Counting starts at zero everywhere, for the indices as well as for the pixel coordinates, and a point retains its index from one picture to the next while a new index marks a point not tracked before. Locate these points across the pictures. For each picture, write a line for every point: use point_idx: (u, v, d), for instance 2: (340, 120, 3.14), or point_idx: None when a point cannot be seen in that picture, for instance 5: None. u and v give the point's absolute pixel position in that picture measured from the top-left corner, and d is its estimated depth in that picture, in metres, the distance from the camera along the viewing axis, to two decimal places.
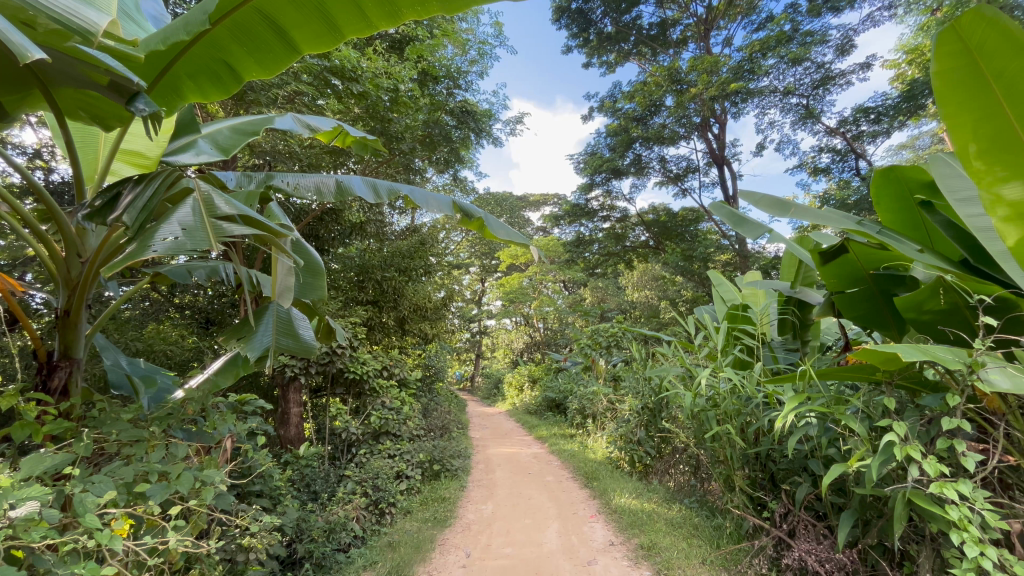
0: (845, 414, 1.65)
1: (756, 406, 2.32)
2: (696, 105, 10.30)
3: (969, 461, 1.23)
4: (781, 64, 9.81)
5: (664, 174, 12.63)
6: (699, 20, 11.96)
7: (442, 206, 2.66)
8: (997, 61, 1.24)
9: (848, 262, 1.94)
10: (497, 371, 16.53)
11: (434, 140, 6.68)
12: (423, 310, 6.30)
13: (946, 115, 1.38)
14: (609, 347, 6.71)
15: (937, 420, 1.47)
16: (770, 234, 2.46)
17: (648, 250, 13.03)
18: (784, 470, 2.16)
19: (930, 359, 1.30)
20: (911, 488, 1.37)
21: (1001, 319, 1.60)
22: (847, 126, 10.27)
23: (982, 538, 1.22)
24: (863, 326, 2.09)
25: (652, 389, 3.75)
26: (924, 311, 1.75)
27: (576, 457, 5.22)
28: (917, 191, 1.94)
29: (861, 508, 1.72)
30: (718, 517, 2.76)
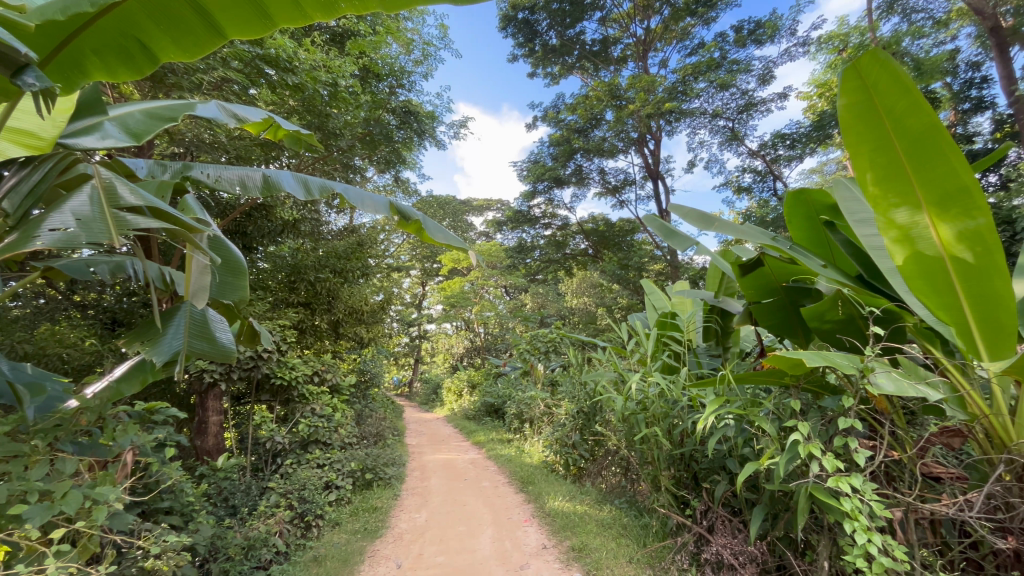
0: (757, 416, 1.78)
1: (681, 409, 2.45)
2: (634, 121, 10.78)
3: (860, 456, 1.37)
4: (711, 88, 10.51)
5: (603, 185, 13.11)
6: (638, 40, 12.55)
7: (378, 206, 2.59)
8: (889, 100, 1.40)
9: (762, 275, 2.10)
10: (435, 377, 16.25)
11: (375, 138, 6.49)
12: (359, 313, 6.09)
13: (848, 143, 1.55)
14: (548, 352, 6.83)
15: (834, 420, 1.63)
16: (697, 246, 2.61)
17: (587, 258, 13.69)
18: (705, 469, 2.29)
19: (829, 364, 1.44)
20: (812, 483, 1.50)
21: (888, 329, 1.80)
22: (766, 150, 11.17)
23: (869, 526, 1.36)
24: (776, 334, 2.26)
25: (587, 393, 3.85)
26: (826, 321, 1.92)
27: (512, 462, 5.24)
28: (823, 212, 2.14)
29: (771, 503, 1.86)
30: (645, 516, 2.87)
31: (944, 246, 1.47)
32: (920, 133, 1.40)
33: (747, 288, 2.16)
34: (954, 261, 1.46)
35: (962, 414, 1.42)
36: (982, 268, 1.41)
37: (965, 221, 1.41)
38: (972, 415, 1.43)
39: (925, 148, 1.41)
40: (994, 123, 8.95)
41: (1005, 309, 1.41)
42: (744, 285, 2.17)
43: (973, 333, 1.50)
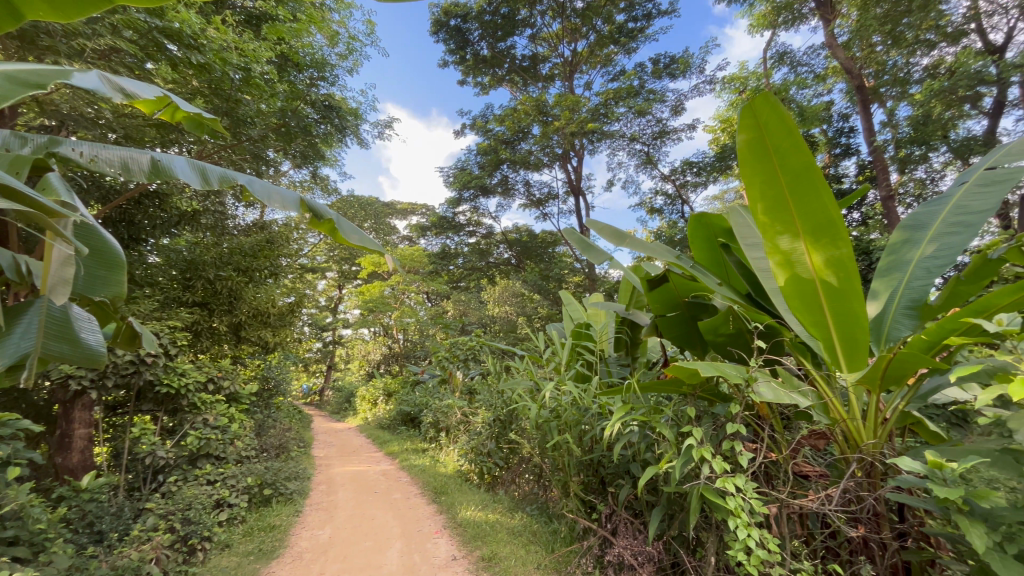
0: (659, 423, 1.89)
1: (592, 416, 2.53)
2: (559, 137, 11.18)
3: (743, 458, 1.51)
4: (630, 113, 11.21)
5: (527, 197, 13.43)
6: (565, 61, 13.08)
7: (287, 202, 2.44)
8: (777, 139, 1.58)
9: (668, 290, 2.24)
10: (349, 385, 15.51)
11: (290, 131, 6.09)
12: (265, 315, 5.63)
13: (743, 175, 1.72)
14: (467, 360, 6.81)
15: (724, 425, 1.78)
16: (612, 261, 2.74)
17: (510, 267, 13.99)
18: (611, 474, 2.38)
19: (720, 373, 1.58)
20: (704, 484, 1.61)
21: (770, 342, 2.01)
22: (676, 175, 12.10)
23: (750, 522, 1.49)
24: (678, 345, 2.43)
25: (503, 401, 3.87)
26: (720, 335, 2.09)
27: (426, 472, 5.12)
28: (720, 235, 2.34)
29: (669, 505, 1.98)
30: (555, 522, 2.94)
31: (816, 271, 1.67)
32: (800, 171, 1.59)
33: (654, 302, 2.29)
34: (823, 285, 1.66)
35: (825, 419, 1.62)
36: (844, 291, 1.61)
37: (833, 249, 1.62)
38: (833, 419, 1.63)
39: (804, 184, 1.60)
40: (858, 168, 10.46)
41: (862, 328, 1.62)
42: (651, 299, 2.31)
43: (836, 349, 1.70)
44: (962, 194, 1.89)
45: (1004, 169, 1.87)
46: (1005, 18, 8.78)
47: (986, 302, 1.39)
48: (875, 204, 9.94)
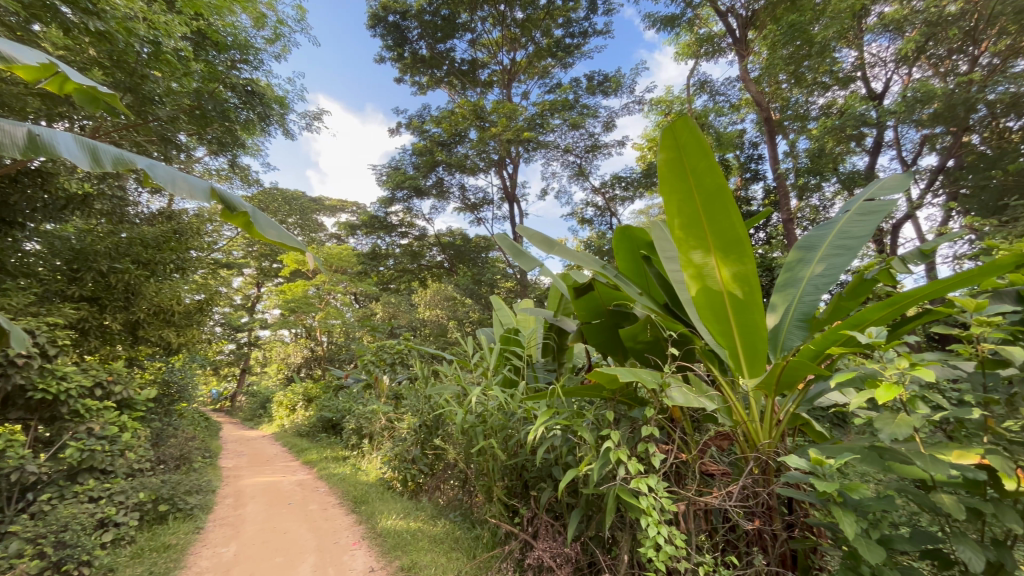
0: (580, 426, 1.95)
1: (517, 420, 2.56)
2: (496, 143, 11.27)
3: (655, 459, 1.59)
4: (564, 126, 11.61)
5: (461, 201, 13.41)
6: (504, 69, 13.25)
7: (196, 191, 2.23)
8: (693, 161, 1.71)
9: (592, 298, 2.32)
10: (264, 390, 14.50)
11: (207, 115, 5.64)
12: (167, 313, 5.12)
13: (663, 192, 1.83)
14: (394, 364, 6.60)
15: (639, 428, 1.87)
16: (542, 267, 2.81)
17: (442, 271, 13.84)
18: (534, 478, 2.41)
19: (637, 378, 1.66)
20: (620, 485, 1.68)
21: (683, 348, 2.14)
22: (606, 188, 12.67)
23: (660, 520, 1.57)
24: (601, 351, 2.52)
25: (429, 406, 3.80)
26: (638, 342, 2.20)
27: (346, 481, 4.90)
28: (643, 247, 2.47)
29: (587, 506, 2.04)
30: (477, 527, 2.94)
31: (724, 284, 1.80)
32: (712, 192, 1.71)
33: (580, 309, 2.36)
34: (730, 297, 1.79)
35: (728, 421, 1.75)
36: (748, 304, 1.75)
37: (739, 265, 1.76)
38: (735, 421, 1.77)
39: (716, 204, 1.73)
40: (764, 192, 11.54)
41: (761, 338, 1.76)
42: (577, 306, 2.38)
43: (740, 356, 1.84)
44: (846, 220, 2.13)
45: (879, 200, 2.13)
46: (882, 70, 10.17)
47: (861, 316, 1.58)
48: (777, 226, 11.01)
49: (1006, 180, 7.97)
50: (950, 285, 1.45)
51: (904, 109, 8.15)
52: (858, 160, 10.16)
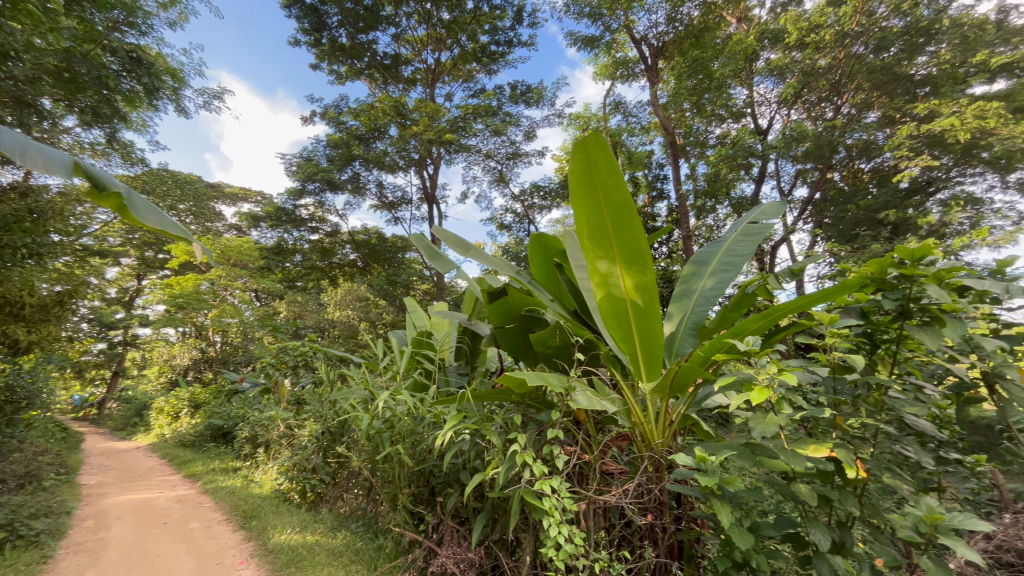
0: (488, 430, 1.95)
1: (426, 425, 2.50)
2: (416, 142, 11.06)
3: (559, 461, 1.65)
4: (486, 132, 11.74)
5: (378, 199, 12.96)
6: (428, 68, 13.06)
7: (55, 164, 1.91)
8: (602, 174, 1.81)
9: (506, 302, 2.34)
10: (142, 395, 12.91)
11: (78, 80, 4.93)
12: (15, 307, 4.35)
13: (574, 204, 1.91)
14: (297, 368, 6.07)
15: (546, 430, 1.93)
16: (458, 271, 2.80)
17: (355, 270, 13.48)
18: (440, 483, 2.37)
19: (544, 381, 1.71)
20: (524, 487, 1.71)
21: (589, 354, 2.23)
22: (525, 197, 13.12)
23: (561, 520, 1.62)
24: (512, 355, 2.55)
25: (333, 412, 3.57)
26: (548, 346, 2.25)
27: (235, 495, 4.47)
28: (556, 255, 2.56)
29: (493, 509, 2.05)
30: (380, 538, 2.83)
31: (627, 293, 1.91)
32: (619, 205, 1.83)
33: (493, 314, 2.38)
34: (632, 305, 1.90)
35: (627, 422, 1.86)
36: (647, 312, 1.87)
37: (641, 276, 1.88)
38: (634, 422, 1.88)
39: (622, 218, 1.85)
40: (667, 210, 12.51)
41: (657, 344, 1.89)
42: (490, 310, 2.39)
43: (639, 361, 1.96)
44: (733, 240, 2.37)
45: (760, 224, 2.39)
46: (768, 109, 11.48)
47: (742, 327, 1.76)
48: (677, 242, 12.01)
49: (857, 213, 9.55)
50: (811, 300, 1.66)
51: (783, 145, 9.31)
52: (746, 187, 11.34)
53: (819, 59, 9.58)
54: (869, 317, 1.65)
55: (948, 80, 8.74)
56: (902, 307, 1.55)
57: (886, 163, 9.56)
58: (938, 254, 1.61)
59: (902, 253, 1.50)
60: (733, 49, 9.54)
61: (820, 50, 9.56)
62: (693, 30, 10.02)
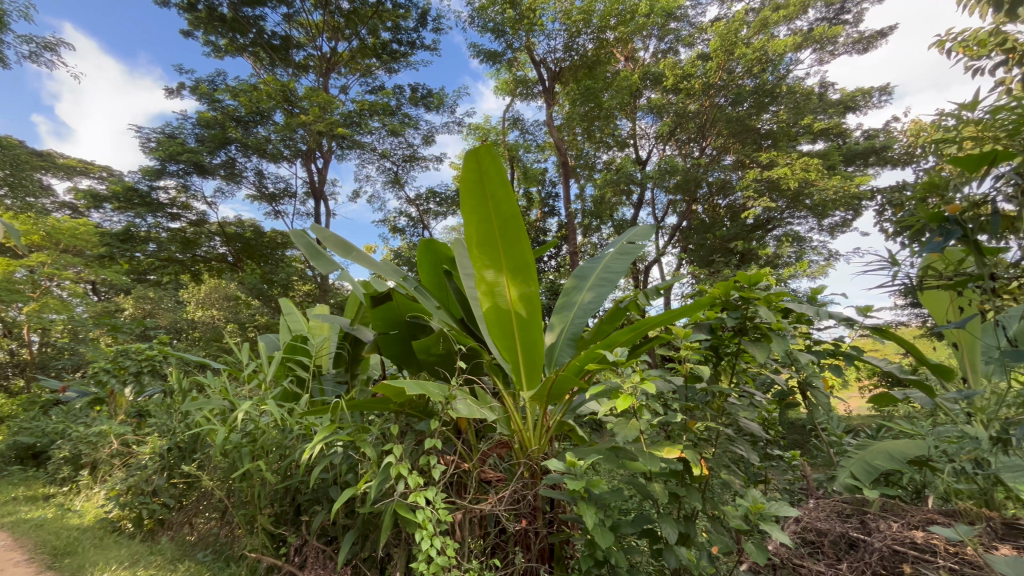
0: (363, 440, 1.85)
1: (295, 438, 2.28)
2: (304, 133, 10.32)
3: (434, 471, 1.61)
4: (382, 131, 11.35)
5: (256, 189, 11.80)
6: (322, 56, 12.28)
7: None
8: (491, 185, 1.85)
9: (389, 307, 2.25)
10: None
11: None
12: None
13: (464, 212, 1.93)
14: (139, 375, 4.93)
15: (424, 440, 1.88)
16: (341, 271, 2.63)
17: (224, 266, 12.06)
18: (307, 501, 2.18)
19: (423, 391, 1.67)
20: (397, 500, 1.64)
21: (472, 363, 2.22)
22: (420, 201, 13.10)
23: (434, 532, 1.58)
24: (396, 363, 2.43)
25: (183, 425, 3.12)
26: (431, 354, 2.20)
27: (44, 528, 3.67)
28: (445, 262, 2.54)
29: (364, 525, 1.93)
30: (232, 566, 2.51)
31: (512, 303, 1.95)
32: (506, 216, 1.88)
33: (375, 319, 2.27)
34: (516, 316, 1.94)
35: (505, 429, 1.89)
36: (529, 322, 1.92)
37: (525, 287, 1.94)
38: (513, 430, 1.92)
39: (509, 230, 1.90)
40: (557, 226, 13.25)
41: (538, 354, 1.95)
42: (372, 315, 2.28)
43: (520, 370, 2.01)
44: (610, 257, 2.55)
45: (634, 244, 2.61)
46: (647, 142, 12.55)
47: (612, 338, 1.89)
48: (563, 257, 12.74)
49: (714, 242, 10.95)
50: (671, 316, 1.85)
51: (658, 176, 10.42)
52: (627, 211, 12.41)
53: (690, 103, 10.86)
54: (717, 332, 1.88)
55: (784, 136, 10.61)
56: (741, 324, 1.79)
57: (737, 201, 11.14)
58: (770, 281, 1.90)
59: (742, 278, 1.75)
60: (619, 84, 10.47)
61: (691, 96, 10.85)
62: (587, 60, 10.77)
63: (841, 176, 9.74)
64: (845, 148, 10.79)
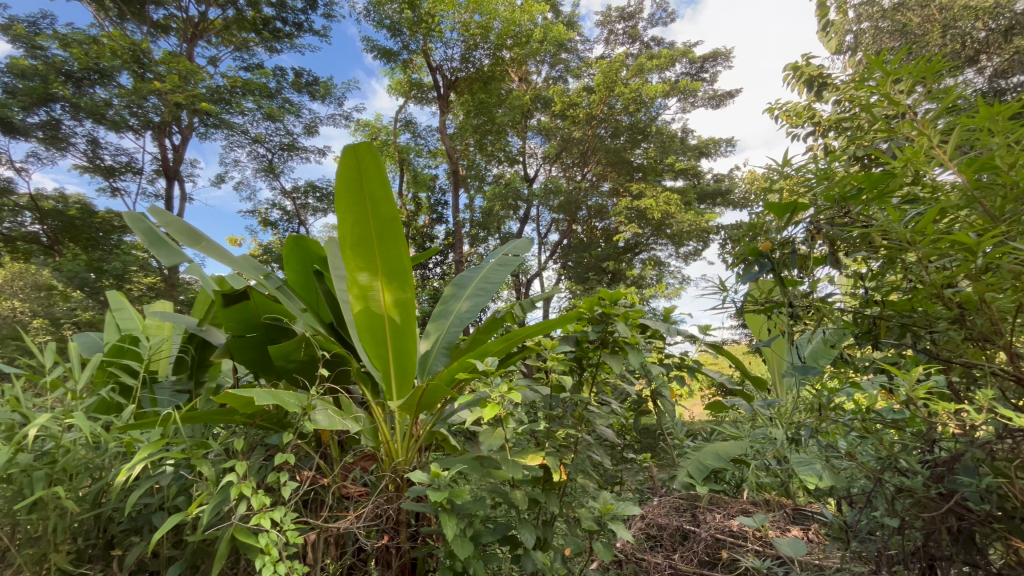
0: (200, 457, 1.61)
1: (111, 457, 1.89)
2: (158, 103, 8.93)
3: (285, 490, 1.46)
4: (257, 113, 10.29)
5: (88, 159, 9.87)
6: (188, 18, 10.82)
7: None
8: (371, 185, 1.78)
9: (245, 308, 2.00)
10: None
11: None
12: None
13: (338, 210, 1.81)
14: None
15: (276, 456, 1.70)
16: (189, 264, 2.29)
17: (35, 248, 9.88)
18: (122, 532, 1.82)
19: (275, 402, 1.51)
20: (237, 524, 1.45)
21: (337, 370, 2.07)
22: (297, 194, 12.22)
23: (280, 557, 1.43)
24: (250, 370, 2.16)
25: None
26: (290, 361, 1.99)
27: None
28: (316, 262, 2.36)
29: (194, 556, 1.67)
30: None
31: (386, 309, 1.88)
32: (385, 218, 1.82)
33: (226, 320, 2.01)
34: (389, 321, 1.87)
35: (371, 442, 1.80)
36: (403, 329, 1.86)
37: (400, 292, 1.88)
38: (379, 441, 1.84)
39: (387, 233, 1.84)
40: (444, 233, 13.23)
41: (411, 361, 1.90)
42: (223, 316, 2.00)
43: (391, 378, 1.93)
44: (490, 268, 2.58)
45: (513, 256, 2.68)
46: (535, 162, 13.16)
47: (485, 347, 1.91)
48: (449, 265, 12.73)
49: (590, 260, 11.83)
50: (542, 328, 1.93)
51: (544, 195, 11.02)
52: (514, 226, 12.82)
53: (575, 130, 11.63)
54: (582, 345, 2.02)
55: (652, 171, 11.91)
56: (602, 337, 1.94)
57: (611, 225, 12.20)
58: (632, 299, 2.08)
59: (605, 295, 1.90)
60: (512, 102, 10.88)
61: (576, 124, 11.64)
62: (483, 75, 11.02)
63: (695, 212, 11.15)
64: (699, 188, 12.42)
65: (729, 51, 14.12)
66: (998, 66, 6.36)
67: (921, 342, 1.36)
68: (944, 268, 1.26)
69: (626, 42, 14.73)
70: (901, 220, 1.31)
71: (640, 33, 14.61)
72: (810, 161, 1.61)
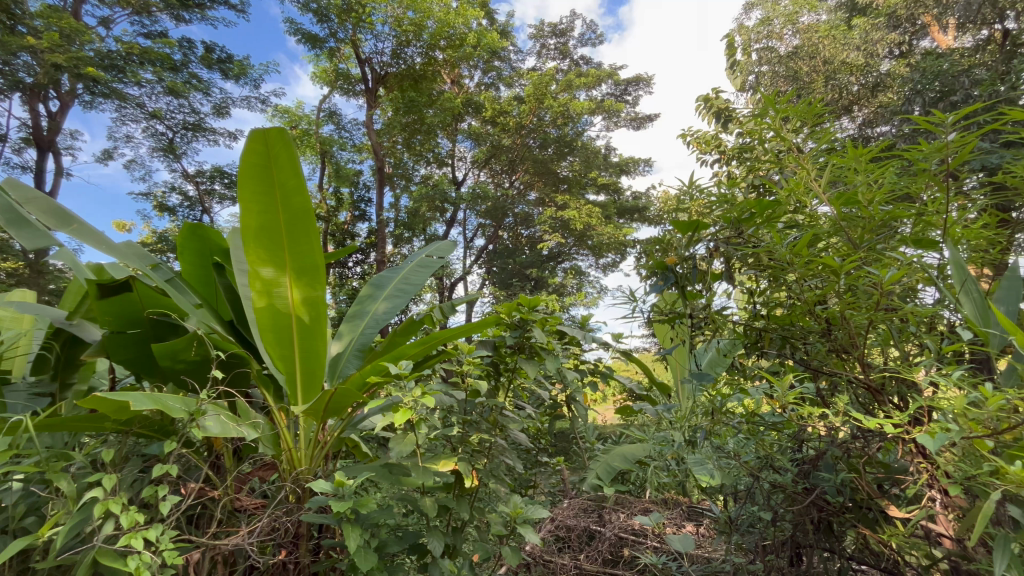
0: (58, 471, 1.39)
1: None
2: (31, 61, 7.73)
3: (163, 504, 1.31)
4: (157, 86, 9.28)
5: None
6: None
7: None
8: (280, 173, 1.67)
9: (127, 300, 1.77)
10: None
11: None
12: None
13: (242, 198, 1.67)
14: None
15: (154, 467, 1.51)
16: (59, 249, 1.98)
17: None
18: None
19: (156, 408, 1.35)
20: (100, 546, 1.27)
21: (234, 373, 1.90)
22: (201, 178, 11.17)
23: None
24: (130, 371, 1.91)
25: None
26: (178, 361, 1.79)
27: None
28: (216, 253, 2.15)
29: None
30: None
31: (293, 307, 1.76)
32: (296, 209, 1.71)
33: (102, 313, 1.76)
34: (297, 321, 1.76)
35: (270, 450, 1.67)
36: (312, 329, 1.76)
37: (309, 289, 1.76)
38: (279, 449, 1.71)
39: (297, 226, 1.73)
40: (367, 231, 12.79)
41: (319, 363, 1.79)
42: (98, 308, 1.76)
43: (296, 381, 1.80)
44: (409, 269, 2.51)
45: (434, 258, 2.63)
46: (464, 165, 13.14)
47: (400, 351, 1.85)
48: (370, 265, 12.31)
49: (514, 267, 12.13)
50: (458, 332, 1.91)
51: (471, 200, 11.03)
52: (439, 228, 12.68)
53: (504, 138, 11.78)
54: (499, 350, 2.02)
55: (576, 184, 12.37)
56: (519, 343, 1.96)
57: (536, 234, 12.50)
58: (550, 307, 2.13)
59: (523, 301, 1.92)
60: (443, 104, 10.77)
61: (506, 132, 11.82)
62: (414, 72, 10.71)
63: (614, 226, 11.75)
64: (619, 203, 13.09)
65: (650, 77, 15.06)
66: (867, 116, 7.40)
67: (797, 353, 1.52)
68: (816, 287, 1.43)
69: (557, 57, 15.21)
70: (784, 241, 1.46)
71: (570, 51, 15.16)
72: (713, 184, 1.75)
